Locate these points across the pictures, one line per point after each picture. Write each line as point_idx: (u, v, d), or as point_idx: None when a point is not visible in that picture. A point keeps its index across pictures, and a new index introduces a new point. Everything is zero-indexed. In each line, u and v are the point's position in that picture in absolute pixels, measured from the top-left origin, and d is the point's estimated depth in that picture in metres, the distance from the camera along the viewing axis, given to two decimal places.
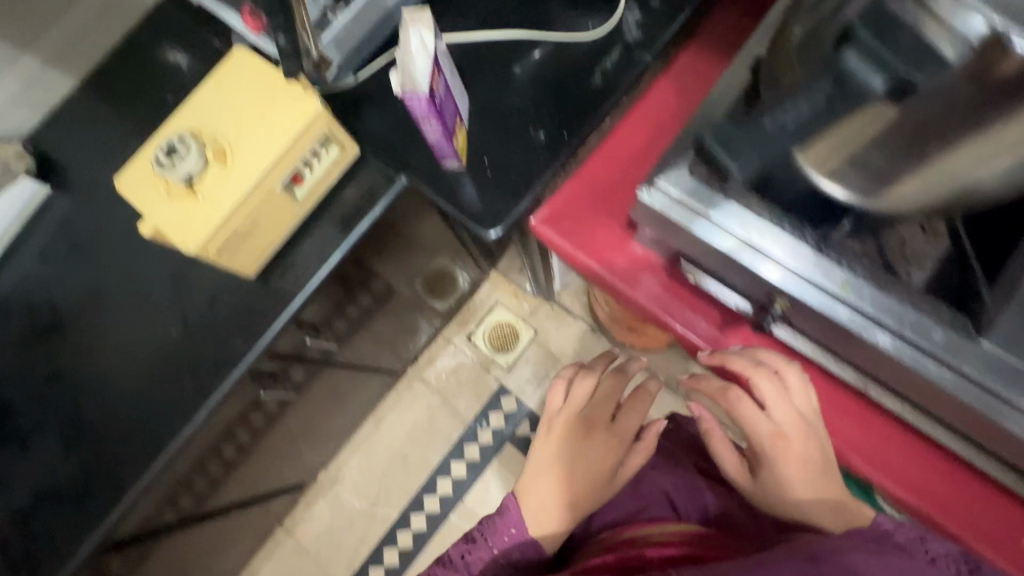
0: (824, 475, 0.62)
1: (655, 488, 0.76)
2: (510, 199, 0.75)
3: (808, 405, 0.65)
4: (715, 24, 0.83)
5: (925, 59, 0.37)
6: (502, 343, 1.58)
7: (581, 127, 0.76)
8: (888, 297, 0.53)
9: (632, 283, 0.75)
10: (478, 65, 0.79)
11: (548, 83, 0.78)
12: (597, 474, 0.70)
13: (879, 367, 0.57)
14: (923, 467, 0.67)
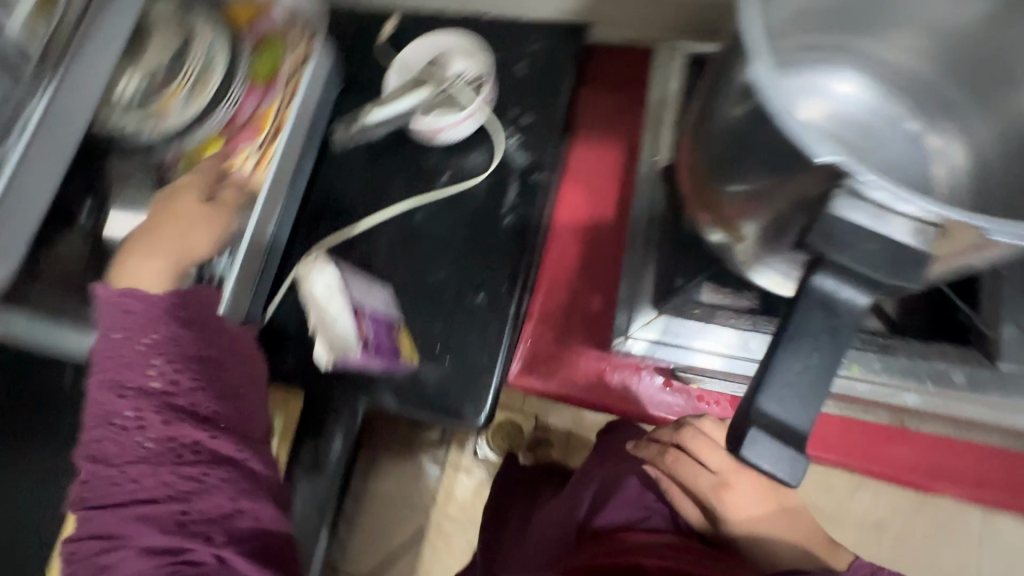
0: (772, 515, 0.58)
1: (653, 499, 0.57)
2: (479, 374, 0.69)
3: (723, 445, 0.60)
4: (587, 110, 0.83)
5: (910, 272, 0.31)
6: None
7: (515, 271, 0.72)
8: (899, 358, 0.51)
9: (634, 401, 0.72)
10: (385, 251, 0.74)
11: (463, 240, 0.74)
12: (245, 415, 0.53)
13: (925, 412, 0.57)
14: (944, 444, 0.71)
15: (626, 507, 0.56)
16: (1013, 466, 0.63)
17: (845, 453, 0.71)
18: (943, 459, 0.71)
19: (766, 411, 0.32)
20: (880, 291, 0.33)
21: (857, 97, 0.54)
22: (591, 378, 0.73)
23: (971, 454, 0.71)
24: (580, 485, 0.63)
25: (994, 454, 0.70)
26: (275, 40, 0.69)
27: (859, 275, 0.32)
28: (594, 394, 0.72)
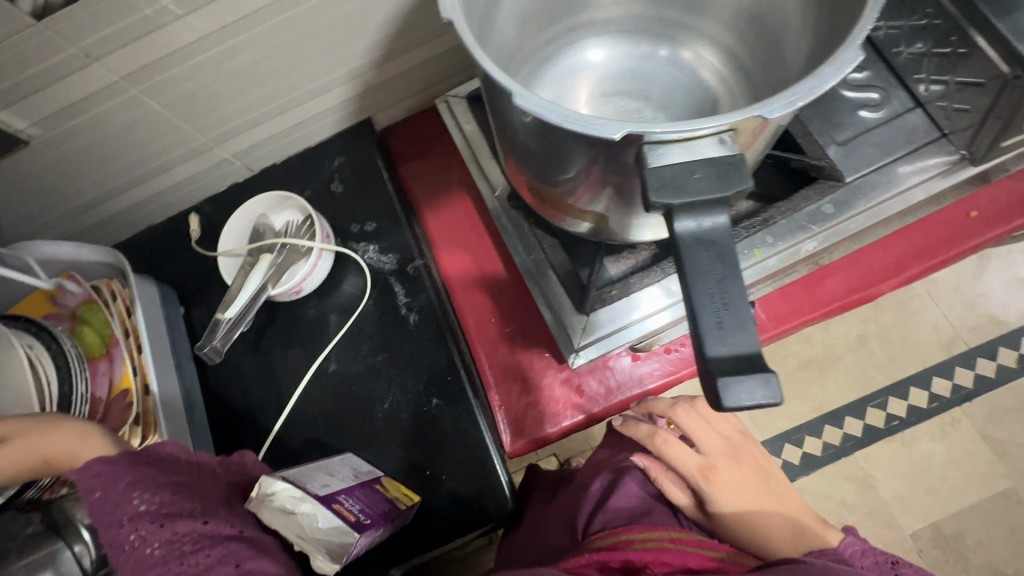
0: (762, 496, 0.61)
1: (656, 508, 0.61)
2: (480, 468, 0.66)
3: (727, 428, 0.66)
4: (416, 182, 0.84)
5: (735, 177, 0.30)
6: None
7: (450, 358, 0.71)
8: (780, 223, 0.55)
9: (619, 393, 0.72)
10: (324, 422, 0.70)
11: (386, 363, 0.71)
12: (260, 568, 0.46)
13: (838, 245, 0.60)
14: (910, 236, 0.69)
15: (628, 503, 0.60)
16: (919, 225, 0.69)
17: (827, 298, 0.69)
18: (915, 250, 0.69)
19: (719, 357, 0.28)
20: (727, 207, 0.31)
21: (605, 56, 0.60)
22: (570, 398, 0.72)
23: (938, 226, 0.69)
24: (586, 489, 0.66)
25: (956, 209, 0.68)
26: (91, 313, 0.65)
27: (699, 206, 0.30)
28: (583, 408, 0.72)
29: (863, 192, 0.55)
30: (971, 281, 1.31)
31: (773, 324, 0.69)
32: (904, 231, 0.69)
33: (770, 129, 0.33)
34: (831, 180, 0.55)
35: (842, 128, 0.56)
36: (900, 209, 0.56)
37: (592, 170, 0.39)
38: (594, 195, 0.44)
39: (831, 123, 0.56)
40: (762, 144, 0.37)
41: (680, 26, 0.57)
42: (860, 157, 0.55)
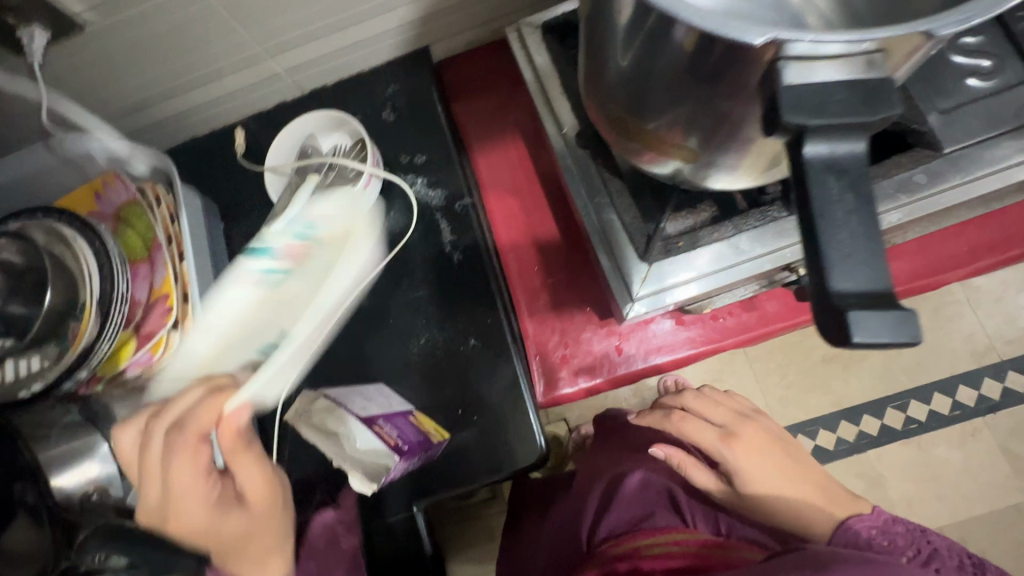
0: (775, 470, 0.60)
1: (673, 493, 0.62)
2: (511, 414, 0.65)
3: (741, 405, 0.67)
4: (470, 120, 0.81)
5: (882, 103, 0.28)
6: None
7: (491, 301, 0.69)
8: None
9: (659, 356, 0.71)
10: (357, 350, 0.69)
11: (426, 300, 0.70)
12: None
13: (915, 224, 0.57)
14: (985, 226, 0.66)
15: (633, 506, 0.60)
16: (998, 215, 0.65)
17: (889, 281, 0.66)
18: (988, 242, 0.65)
19: (846, 291, 0.28)
20: (866, 135, 0.29)
21: None
22: (609, 355, 0.71)
23: (1017, 218, 0.66)
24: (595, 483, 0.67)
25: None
26: (135, 215, 0.64)
27: (839, 130, 0.28)
28: (620, 367, 0.71)
29: (951, 168, 0.52)
30: (1014, 293, 1.27)
31: None
32: (980, 223, 0.66)
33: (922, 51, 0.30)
34: (929, 149, 0.51)
35: (952, 94, 0.51)
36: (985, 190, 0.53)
37: (702, 95, 0.36)
38: (690, 131, 0.41)
39: (939, 89, 0.52)
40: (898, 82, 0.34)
41: None
42: (965, 126, 0.51)
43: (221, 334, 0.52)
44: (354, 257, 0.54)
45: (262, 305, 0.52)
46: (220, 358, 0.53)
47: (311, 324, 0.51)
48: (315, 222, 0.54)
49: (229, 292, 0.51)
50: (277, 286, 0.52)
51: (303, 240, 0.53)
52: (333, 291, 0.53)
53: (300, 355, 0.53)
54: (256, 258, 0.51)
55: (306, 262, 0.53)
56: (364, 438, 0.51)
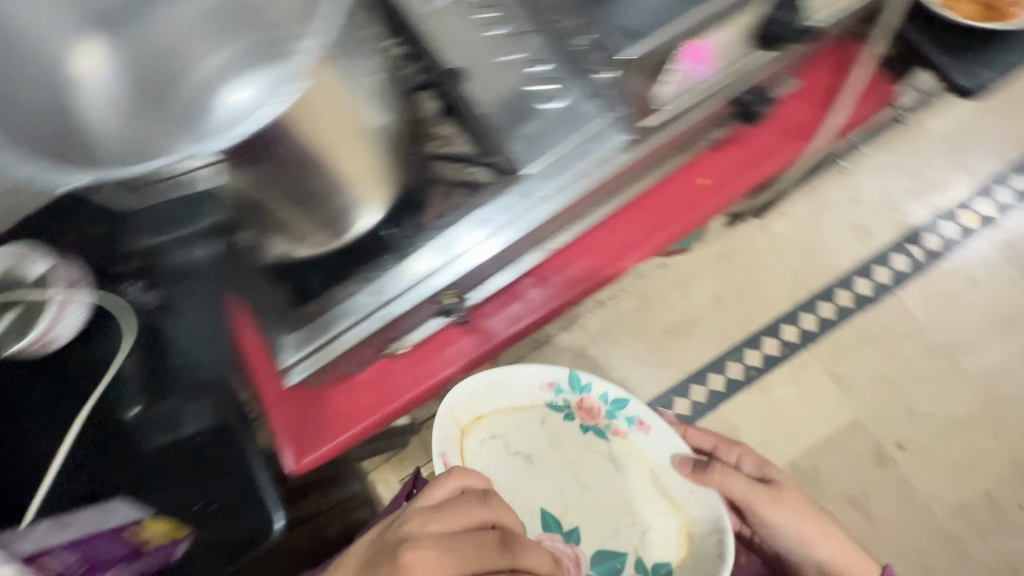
0: (812, 532, 0.76)
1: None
2: (253, 496, 0.63)
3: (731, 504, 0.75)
4: None
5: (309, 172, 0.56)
6: None
7: (221, 394, 0.64)
8: (468, 217, 0.64)
9: (402, 395, 0.75)
10: (78, 483, 0.63)
11: (149, 407, 0.65)
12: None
13: (543, 227, 0.65)
14: (650, 203, 0.74)
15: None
16: (658, 192, 0.74)
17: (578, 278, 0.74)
18: (657, 217, 0.73)
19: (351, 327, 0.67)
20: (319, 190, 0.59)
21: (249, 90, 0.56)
22: (357, 407, 0.75)
23: (678, 188, 0.74)
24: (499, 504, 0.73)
25: (685, 175, 0.74)
26: None
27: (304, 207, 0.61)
28: (369, 415, 0.75)
29: (532, 185, 0.63)
30: (767, 230, 1.51)
31: (533, 307, 0.73)
32: (633, 200, 0.74)
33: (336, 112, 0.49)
34: (507, 172, 0.63)
35: (516, 117, 0.62)
36: (572, 193, 0.63)
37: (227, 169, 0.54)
38: (259, 187, 0.57)
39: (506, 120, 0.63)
40: (364, 116, 0.58)
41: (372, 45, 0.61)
42: (538, 147, 0.62)
43: (512, 488, 0.78)
44: (650, 450, 0.78)
45: (539, 462, 0.79)
46: (480, 436, 0.77)
47: (683, 511, 0.76)
48: (624, 404, 0.79)
49: (515, 389, 0.79)
50: (580, 472, 0.79)
51: (629, 427, 0.79)
52: (644, 487, 0.77)
53: (534, 466, 0.79)
54: (554, 414, 0.80)
55: (620, 466, 0.78)
56: (700, 524, 0.74)
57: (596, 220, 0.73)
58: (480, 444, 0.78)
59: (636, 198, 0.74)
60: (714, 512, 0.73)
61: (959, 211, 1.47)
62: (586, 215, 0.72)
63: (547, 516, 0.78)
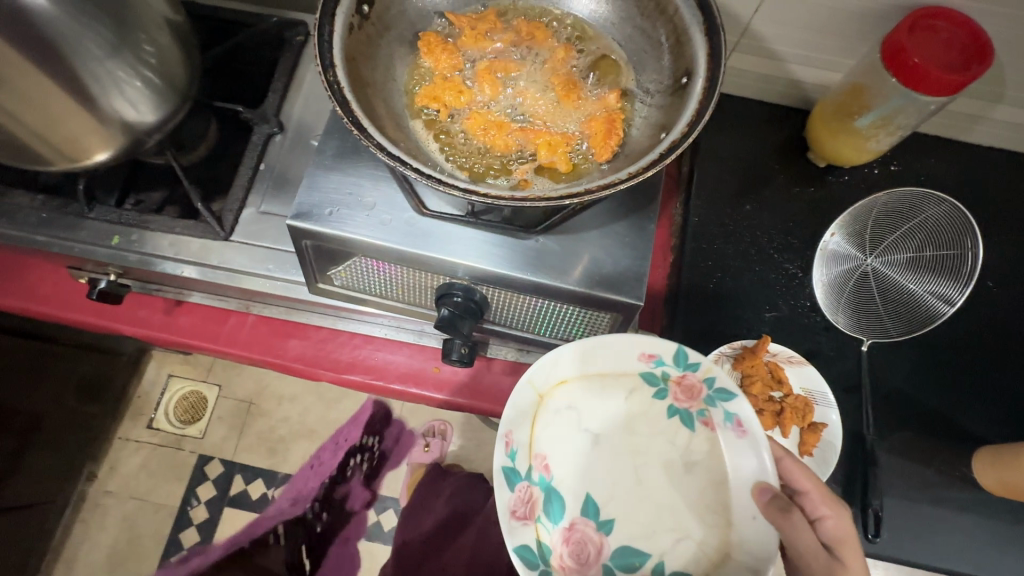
0: None
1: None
2: None
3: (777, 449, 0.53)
4: None
5: None
6: (187, 414, 1.40)
7: None
8: (154, 231, 0.59)
9: (70, 310, 0.73)
10: None
11: None
12: None
13: (226, 287, 0.64)
14: (375, 348, 0.73)
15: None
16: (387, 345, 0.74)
17: (262, 353, 0.74)
18: (365, 361, 0.73)
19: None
20: None
21: None
22: (25, 295, 0.73)
23: (410, 358, 0.73)
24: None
25: (421, 353, 0.73)
26: None
27: None
28: (30, 309, 0.74)
29: (228, 256, 0.59)
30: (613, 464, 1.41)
31: (222, 339, 0.74)
32: (360, 327, 0.72)
33: (43, 100, 0.49)
34: (217, 228, 0.58)
35: (270, 183, 0.61)
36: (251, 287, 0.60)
37: None
38: None
39: (259, 181, 0.61)
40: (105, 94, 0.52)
41: (227, 50, 0.63)
42: (254, 232, 0.60)
43: (567, 470, 0.54)
44: (731, 460, 0.52)
45: (609, 448, 0.55)
46: (554, 405, 0.54)
47: (731, 531, 0.51)
48: (729, 396, 0.52)
49: (616, 352, 0.53)
50: (648, 465, 0.54)
51: (724, 422, 0.52)
52: (702, 495, 0.53)
53: (602, 449, 0.55)
54: (643, 390, 0.55)
55: (690, 465, 0.53)
56: (743, 553, 0.50)
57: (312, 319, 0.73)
58: (553, 414, 0.54)
59: (366, 330, 0.72)
60: (763, 552, 0.50)
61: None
62: (304, 308, 0.71)
63: (588, 504, 0.54)
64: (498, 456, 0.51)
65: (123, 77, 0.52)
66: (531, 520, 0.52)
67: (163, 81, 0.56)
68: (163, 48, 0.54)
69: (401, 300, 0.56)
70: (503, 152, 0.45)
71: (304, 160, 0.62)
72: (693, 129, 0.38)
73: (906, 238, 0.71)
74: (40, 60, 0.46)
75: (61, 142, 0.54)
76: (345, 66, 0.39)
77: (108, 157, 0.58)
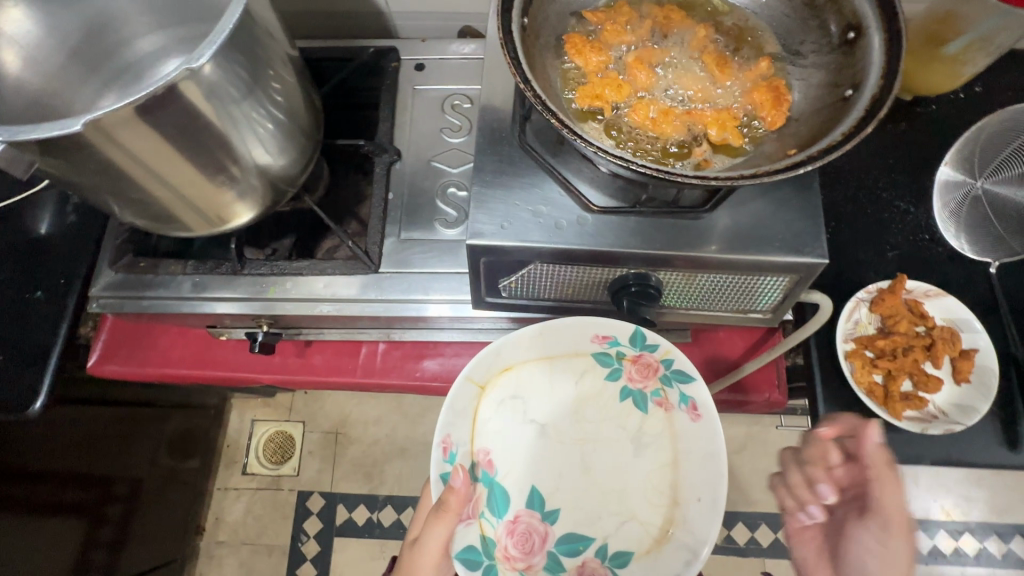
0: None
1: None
2: (25, 369, 0.68)
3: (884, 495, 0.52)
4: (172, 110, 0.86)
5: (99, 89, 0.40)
6: (278, 455, 1.44)
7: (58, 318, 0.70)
8: (305, 276, 0.60)
9: (209, 368, 0.75)
10: None
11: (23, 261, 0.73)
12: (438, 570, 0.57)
13: (371, 320, 0.65)
14: None
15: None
16: None
17: (397, 378, 0.75)
18: None
19: (150, 282, 0.61)
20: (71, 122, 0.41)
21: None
22: (164, 360, 0.75)
23: None
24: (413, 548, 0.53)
25: None
26: None
27: (54, 134, 0.41)
28: (169, 375, 0.75)
29: (383, 287, 0.60)
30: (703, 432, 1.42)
31: (358, 371, 0.76)
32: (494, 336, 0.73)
33: (200, 164, 0.50)
34: (367, 262, 0.59)
35: (400, 209, 0.63)
36: (403, 314, 0.61)
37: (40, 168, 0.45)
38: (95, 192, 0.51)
39: (389, 210, 0.62)
40: (254, 151, 0.53)
41: (335, 89, 0.64)
42: (401, 259, 0.61)
43: (511, 465, 0.57)
44: (684, 440, 0.55)
45: (556, 437, 0.58)
46: (500, 394, 0.57)
47: (675, 511, 0.54)
48: (685, 377, 0.55)
49: (567, 338, 0.57)
50: (592, 452, 0.58)
51: (679, 404, 0.56)
52: (651, 479, 0.56)
53: (548, 440, 0.58)
54: (597, 372, 0.58)
55: (641, 449, 0.57)
56: (683, 533, 0.53)
57: (441, 335, 0.74)
58: (498, 404, 0.58)
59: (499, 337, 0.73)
60: (705, 534, 0.52)
61: (958, 533, 1.18)
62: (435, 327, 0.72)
63: (534, 496, 0.57)
64: (436, 460, 0.53)
65: (265, 130, 0.53)
66: (474, 518, 0.53)
67: (294, 128, 0.57)
68: (292, 95, 0.55)
69: (567, 299, 0.57)
70: (675, 137, 0.45)
71: (424, 183, 0.64)
72: (887, 79, 0.39)
73: (1016, 154, 0.71)
74: (207, 128, 0.47)
75: (214, 204, 0.55)
76: (533, 79, 0.40)
77: (251, 212, 0.59)
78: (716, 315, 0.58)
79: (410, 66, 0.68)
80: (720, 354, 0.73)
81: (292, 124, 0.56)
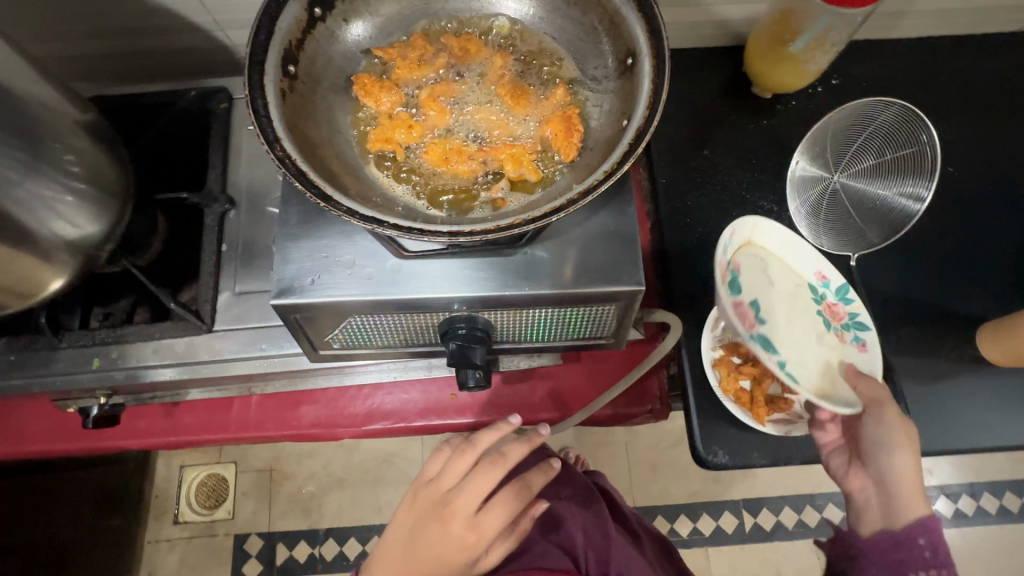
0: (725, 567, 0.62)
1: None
2: None
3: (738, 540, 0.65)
4: None
5: None
6: (210, 499, 1.26)
7: None
8: (133, 342, 0.56)
9: (67, 441, 0.70)
10: None
11: None
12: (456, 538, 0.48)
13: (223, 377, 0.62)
14: (387, 392, 0.72)
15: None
16: (398, 386, 0.73)
17: (274, 430, 0.72)
18: (381, 408, 0.72)
19: None
20: None
21: None
22: (15, 439, 0.70)
23: (427, 392, 0.73)
24: (446, 516, 0.47)
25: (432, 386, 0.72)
26: None
27: None
28: (23, 453, 0.70)
29: (216, 347, 0.58)
30: None
31: (232, 427, 0.72)
32: (368, 376, 0.70)
33: None
34: (198, 321, 0.56)
35: (239, 260, 0.59)
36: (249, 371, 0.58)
37: None
38: None
39: (225, 262, 0.59)
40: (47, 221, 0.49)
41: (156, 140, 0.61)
42: (240, 314, 0.58)
43: (750, 289, 0.63)
44: (811, 369, 0.60)
45: (762, 305, 0.63)
46: (758, 251, 0.65)
47: (829, 389, 0.59)
48: (865, 326, 0.63)
49: (800, 249, 0.65)
50: (777, 316, 0.63)
51: (851, 340, 0.63)
52: (814, 366, 0.61)
53: (754, 303, 0.63)
54: (804, 296, 0.65)
55: (823, 342, 0.63)
56: (839, 399, 0.58)
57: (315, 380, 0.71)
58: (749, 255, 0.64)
59: (373, 376, 0.70)
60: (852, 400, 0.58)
61: None
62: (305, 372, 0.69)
63: (755, 306, 0.62)
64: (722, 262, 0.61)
65: (59, 196, 0.49)
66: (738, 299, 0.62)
67: (99, 190, 0.53)
68: (89, 155, 0.51)
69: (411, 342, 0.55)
70: (471, 178, 0.44)
71: (265, 228, 0.60)
72: (654, 109, 0.38)
73: (867, 147, 0.72)
74: None
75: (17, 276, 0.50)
76: (291, 139, 0.38)
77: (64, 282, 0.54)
78: (565, 342, 0.57)
79: (243, 104, 0.64)
80: (599, 371, 0.73)
81: (97, 185, 0.52)
